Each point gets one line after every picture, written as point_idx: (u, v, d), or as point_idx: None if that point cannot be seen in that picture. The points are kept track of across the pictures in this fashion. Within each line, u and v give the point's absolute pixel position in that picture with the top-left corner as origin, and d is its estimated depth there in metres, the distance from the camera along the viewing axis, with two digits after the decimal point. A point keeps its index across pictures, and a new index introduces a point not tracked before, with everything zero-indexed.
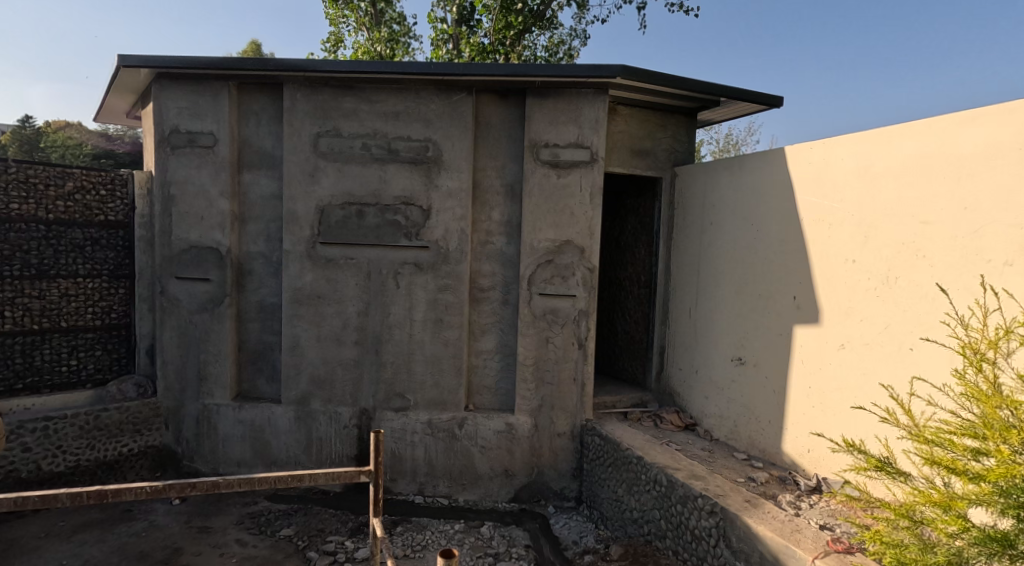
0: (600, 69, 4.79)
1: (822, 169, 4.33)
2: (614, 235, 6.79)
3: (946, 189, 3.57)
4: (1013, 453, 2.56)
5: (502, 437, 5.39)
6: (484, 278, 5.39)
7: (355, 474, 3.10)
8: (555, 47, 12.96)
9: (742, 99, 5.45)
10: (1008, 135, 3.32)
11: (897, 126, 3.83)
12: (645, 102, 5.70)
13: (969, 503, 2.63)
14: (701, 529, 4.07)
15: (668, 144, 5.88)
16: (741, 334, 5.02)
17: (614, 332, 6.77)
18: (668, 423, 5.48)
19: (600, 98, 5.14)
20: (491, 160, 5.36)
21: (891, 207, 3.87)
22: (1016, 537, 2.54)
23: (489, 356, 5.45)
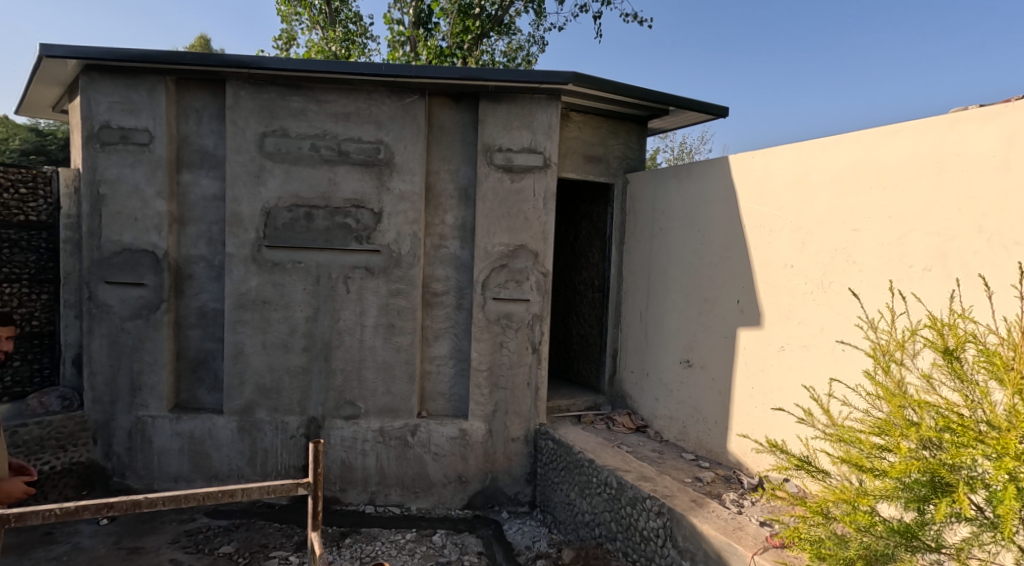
0: (552, 75, 4.81)
1: (763, 177, 4.46)
2: (569, 240, 6.83)
3: (874, 198, 3.72)
4: (913, 450, 2.68)
5: (455, 443, 5.32)
6: (438, 283, 5.33)
7: (292, 486, 2.98)
8: (513, 53, 13.00)
9: (692, 109, 5.57)
10: (927, 148, 3.48)
11: (830, 138, 3.98)
12: (597, 109, 5.75)
13: (873, 500, 2.73)
14: (648, 530, 4.12)
15: (621, 150, 5.95)
16: (689, 336, 5.11)
17: (569, 336, 6.80)
18: (620, 426, 5.53)
19: (553, 103, 5.16)
20: (444, 163, 5.30)
21: (825, 215, 4.01)
22: (920, 529, 2.66)
23: (443, 361, 5.38)
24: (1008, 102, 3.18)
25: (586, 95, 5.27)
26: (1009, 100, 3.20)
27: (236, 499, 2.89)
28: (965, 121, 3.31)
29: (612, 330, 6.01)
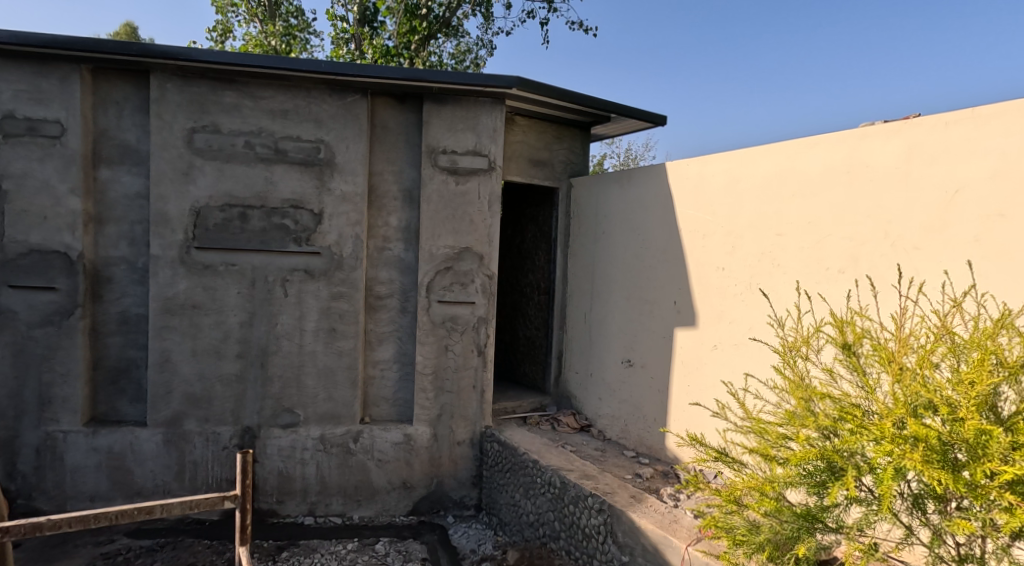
0: (497, 79, 4.79)
1: (697, 184, 4.57)
2: (515, 242, 6.81)
3: (796, 205, 3.87)
4: (813, 438, 2.82)
5: (400, 449, 5.20)
6: (381, 286, 5.20)
7: (218, 500, 2.86)
8: (461, 55, 12.91)
9: (634, 117, 5.66)
10: (842, 158, 3.64)
11: (758, 147, 4.11)
12: (543, 114, 5.77)
13: (779, 486, 2.85)
14: (590, 527, 4.14)
15: (565, 155, 5.98)
16: (630, 336, 5.18)
17: (516, 338, 6.78)
18: (565, 426, 5.55)
19: (498, 107, 5.14)
20: (388, 164, 5.19)
21: (753, 219, 4.14)
22: (820, 512, 2.81)
23: (387, 366, 5.25)
24: (912, 117, 3.37)
25: (531, 99, 5.26)
26: (912, 116, 3.39)
27: (156, 517, 2.72)
28: (875, 134, 3.49)
29: (558, 332, 6.02)
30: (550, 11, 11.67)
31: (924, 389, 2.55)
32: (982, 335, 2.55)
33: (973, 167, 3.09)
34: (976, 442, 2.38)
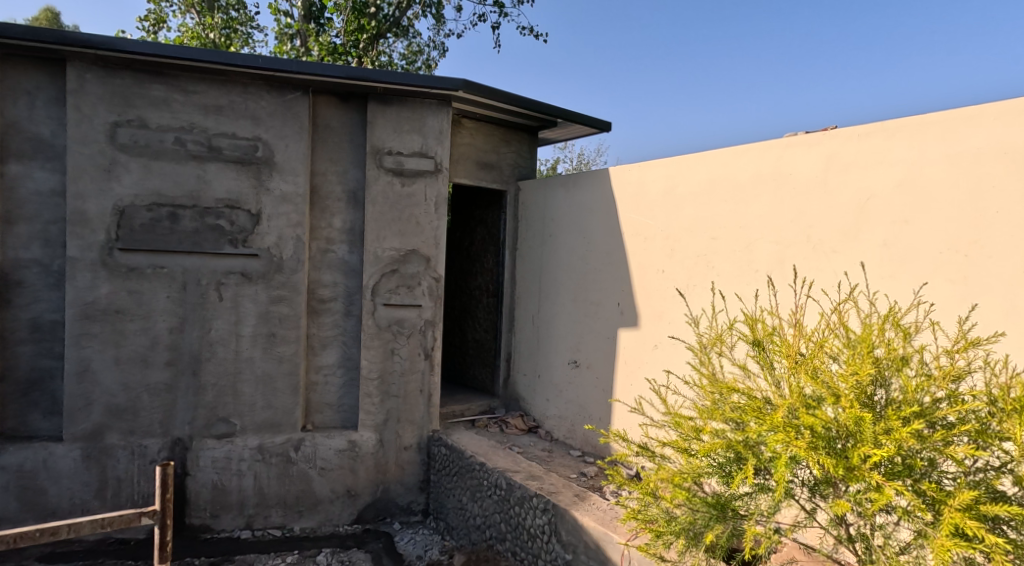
0: (442, 81, 4.75)
1: (637, 190, 4.64)
2: (464, 245, 6.75)
3: (726, 210, 3.99)
4: (720, 431, 2.92)
5: (344, 456, 5.06)
6: (324, 289, 5.05)
7: (134, 516, 2.72)
8: (412, 56, 12.75)
9: (580, 123, 5.72)
10: (770, 166, 3.77)
11: (693, 154, 4.21)
12: (489, 118, 5.74)
13: (690, 478, 2.93)
14: (535, 527, 4.13)
15: (513, 158, 5.97)
16: (577, 337, 5.20)
17: (464, 341, 6.71)
18: (513, 427, 5.54)
19: (444, 109, 5.10)
20: (331, 164, 5.04)
21: (689, 224, 4.23)
22: (729, 500, 2.90)
23: (330, 371, 5.10)
24: (831, 128, 3.52)
25: (478, 102, 5.24)
26: (832, 127, 3.54)
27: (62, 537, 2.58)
28: (797, 145, 3.64)
29: (506, 335, 5.99)
30: (501, 15, 11.68)
31: (817, 381, 2.69)
32: (870, 331, 2.71)
33: (880, 176, 3.27)
34: (854, 429, 2.52)
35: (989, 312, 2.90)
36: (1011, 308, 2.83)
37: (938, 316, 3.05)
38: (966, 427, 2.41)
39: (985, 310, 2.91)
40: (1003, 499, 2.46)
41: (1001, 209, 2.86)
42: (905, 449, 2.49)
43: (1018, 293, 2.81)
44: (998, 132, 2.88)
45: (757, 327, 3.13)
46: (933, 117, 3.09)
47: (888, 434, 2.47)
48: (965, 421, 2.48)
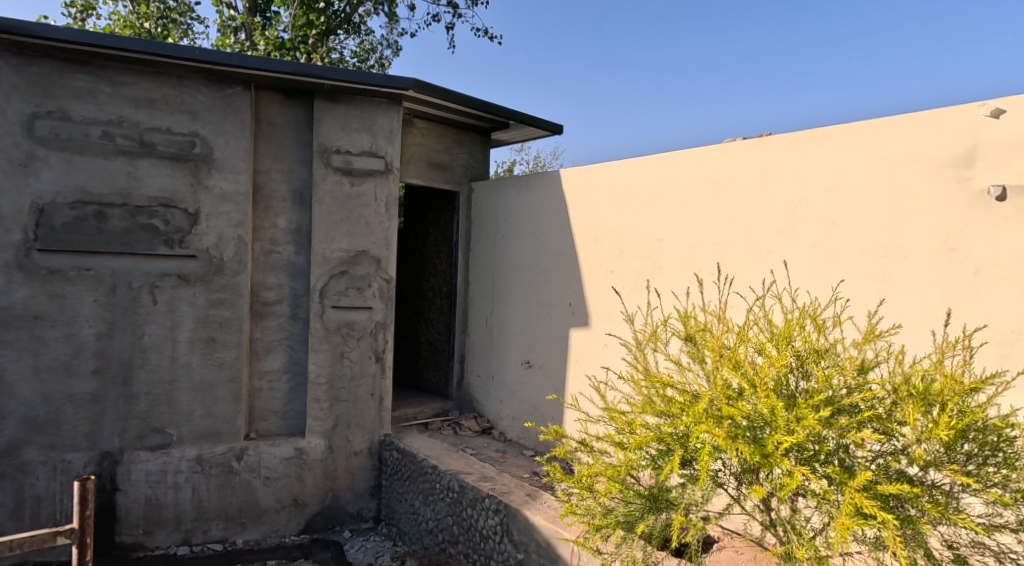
0: (392, 80, 4.64)
1: (587, 192, 4.64)
2: (416, 246, 6.62)
3: (669, 212, 4.05)
4: (651, 424, 2.94)
5: (290, 464, 4.87)
6: (268, 291, 4.85)
7: (49, 537, 2.53)
8: (364, 53, 12.49)
9: (532, 125, 5.69)
10: (711, 169, 3.84)
11: (640, 157, 4.24)
12: (441, 118, 5.63)
13: (624, 472, 2.93)
14: (487, 529, 4.06)
15: (466, 159, 5.88)
16: (530, 338, 5.15)
17: (417, 343, 6.57)
18: (467, 429, 5.46)
19: (394, 108, 4.99)
20: (275, 162, 4.85)
21: (637, 226, 4.26)
22: (661, 492, 2.91)
23: (275, 377, 4.90)
24: (767, 133, 3.62)
25: (429, 102, 5.14)
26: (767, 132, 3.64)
27: None
28: (736, 149, 3.72)
29: (459, 336, 5.89)
30: (456, 16, 11.56)
31: (740, 373, 2.75)
32: (790, 325, 2.79)
33: (810, 180, 3.39)
34: (770, 416, 2.58)
35: (896, 308, 3.07)
36: (917, 305, 3.01)
37: (852, 311, 3.23)
38: (868, 413, 2.50)
39: (892, 305, 3.09)
40: (903, 479, 2.53)
41: (914, 213, 3.02)
42: (815, 436, 2.57)
43: (925, 292, 2.98)
44: (912, 140, 3.03)
45: (691, 323, 3.18)
46: (859, 125, 3.22)
47: (800, 422, 2.54)
48: (868, 408, 2.56)
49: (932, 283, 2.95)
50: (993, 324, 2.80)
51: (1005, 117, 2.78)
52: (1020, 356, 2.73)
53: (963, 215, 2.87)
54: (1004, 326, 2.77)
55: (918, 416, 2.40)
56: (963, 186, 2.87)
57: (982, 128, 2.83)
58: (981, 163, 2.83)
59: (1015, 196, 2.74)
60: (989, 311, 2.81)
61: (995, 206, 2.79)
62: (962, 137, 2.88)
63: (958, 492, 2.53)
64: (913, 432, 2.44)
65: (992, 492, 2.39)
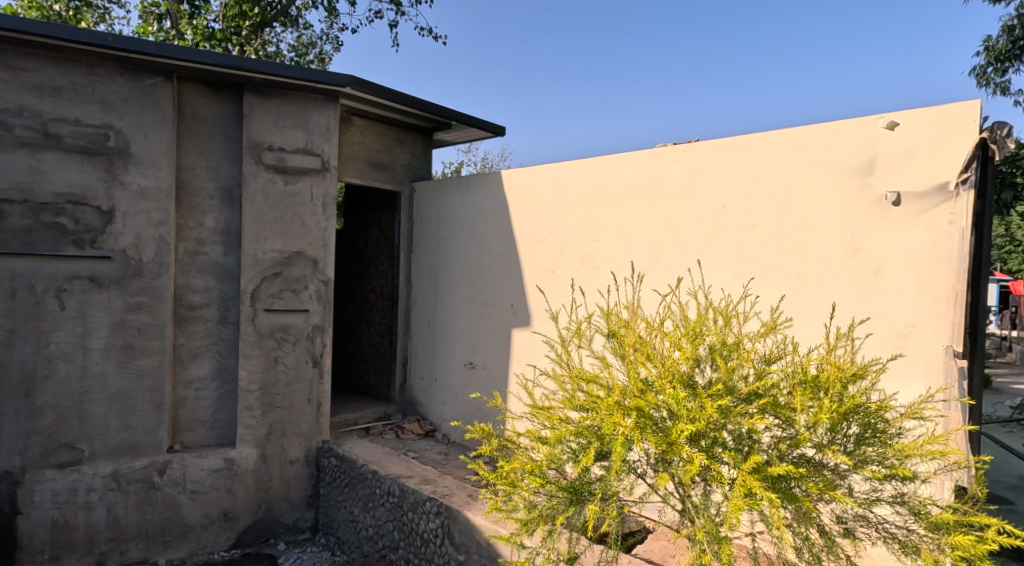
0: (328, 76, 4.45)
1: (528, 194, 4.59)
2: (357, 247, 6.38)
3: (604, 215, 4.12)
4: (570, 419, 2.91)
5: (219, 476, 4.59)
6: (194, 294, 4.56)
7: None
8: (302, 48, 12.07)
9: (474, 126, 5.60)
10: (643, 173, 3.93)
11: (577, 160, 4.26)
12: (380, 117, 5.45)
13: (546, 466, 2.88)
14: (428, 532, 3.97)
15: (407, 159, 5.72)
16: (472, 338, 5.06)
17: (358, 346, 6.34)
18: (409, 432, 5.33)
19: (330, 105, 4.80)
20: (201, 158, 4.56)
21: (575, 228, 4.28)
22: (583, 485, 2.88)
23: (202, 385, 4.62)
24: (694, 139, 3.75)
25: (368, 100, 4.97)
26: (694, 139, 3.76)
27: None
28: (668, 155, 3.81)
29: (401, 339, 5.72)
30: (398, 14, 11.34)
31: (652, 366, 2.79)
32: (702, 319, 2.91)
33: (733, 185, 3.55)
34: (674, 406, 2.62)
35: (803, 304, 3.32)
36: (821, 302, 3.26)
37: (760, 307, 3.46)
38: (765, 401, 2.61)
39: (792, 302, 3.35)
40: (798, 462, 2.65)
41: (823, 216, 3.25)
42: (715, 425, 2.64)
43: (832, 291, 3.22)
44: (823, 150, 3.27)
45: (613, 319, 3.19)
46: (776, 134, 3.43)
47: (700, 411, 2.59)
48: (763, 395, 2.68)
49: (841, 281, 3.20)
50: (887, 318, 3.07)
51: (899, 129, 3.05)
52: (907, 346, 3.02)
53: (866, 218, 3.13)
54: (898, 320, 3.04)
55: (806, 403, 2.59)
56: (865, 191, 3.13)
57: (881, 139, 3.10)
58: (881, 171, 3.09)
59: (909, 201, 3.01)
60: (885, 306, 3.07)
61: (892, 210, 3.05)
62: (864, 148, 3.14)
63: (843, 472, 2.66)
64: (804, 418, 2.58)
65: (866, 467, 2.58)
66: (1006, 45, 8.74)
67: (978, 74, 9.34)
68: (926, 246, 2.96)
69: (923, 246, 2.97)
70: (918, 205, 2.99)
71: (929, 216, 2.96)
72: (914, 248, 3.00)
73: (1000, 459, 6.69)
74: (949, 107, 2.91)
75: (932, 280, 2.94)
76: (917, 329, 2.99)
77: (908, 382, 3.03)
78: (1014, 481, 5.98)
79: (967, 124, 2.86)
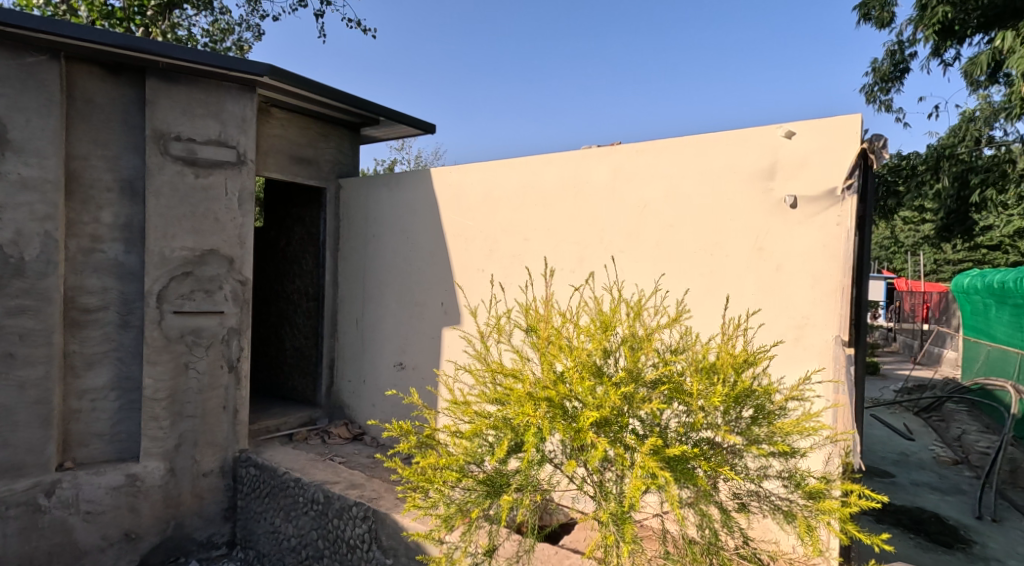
0: (242, 63, 4.09)
1: (458, 192, 4.39)
2: (280, 245, 5.95)
3: (527, 213, 4.00)
4: (488, 412, 2.78)
5: (120, 495, 4.11)
6: (89, 296, 4.08)
7: None
8: (218, 33, 11.29)
9: (404, 122, 5.33)
10: (566, 172, 3.83)
11: (502, 161, 4.12)
12: (302, 110, 5.09)
13: (463, 462, 2.73)
14: (354, 538, 3.73)
15: (332, 154, 5.38)
16: (402, 339, 4.81)
17: (281, 349, 5.91)
18: (336, 437, 5.02)
19: (247, 95, 4.42)
20: (96, 147, 4.08)
21: (504, 227, 4.12)
22: (502, 481, 2.75)
23: (99, 396, 4.15)
24: (619, 142, 3.67)
25: (289, 91, 4.61)
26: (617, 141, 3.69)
27: None
28: (592, 156, 3.72)
29: (327, 340, 5.35)
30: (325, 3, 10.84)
31: (561, 360, 2.68)
32: (614, 312, 2.83)
33: (652, 186, 3.50)
34: (586, 394, 2.55)
35: (710, 299, 3.32)
36: (726, 295, 3.27)
37: (670, 301, 3.44)
38: (665, 386, 2.57)
39: (695, 295, 3.37)
40: (691, 443, 2.61)
41: (731, 216, 3.25)
42: (619, 411, 2.59)
43: (738, 286, 3.24)
44: (730, 155, 3.27)
45: (530, 314, 3.07)
46: (692, 137, 3.39)
47: (606, 398, 2.53)
48: (667, 381, 2.64)
49: (745, 278, 3.22)
50: (787, 314, 3.11)
51: (796, 138, 3.09)
52: (803, 338, 3.06)
53: (767, 219, 3.15)
54: (795, 313, 3.08)
55: (702, 386, 2.55)
56: (767, 195, 3.15)
57: (779, 148, 3.13)
58: (780, 176, 3.12)
59: (804, 203, 3.05)
60: (782, 302, 3.11)
61: (790, 212, 3.09)
62: (765, 154, 3.17)
63: (738, 451, 2.65)
64: (702, 403, 2.53)
65: (755, 445, 2.58)
66: (889, 67, 9.29)
67: (866, 92, 9.85)
68: (817, 246, 3.02)
69: (816, 245, 3.02)
70: (813, 207, 3.03)
71: (821, 218, 3.01)
72: (808, 247, 3.05)
73: (883, 437, 7.04)
74: (836, 119, 2.97)
75: (825, 276, 3.00)
76: (812, 321, 3.04)
77: (795, 366, 3.08)
78: (895, 456, 6.32)
79: (849, 135, 2.95)
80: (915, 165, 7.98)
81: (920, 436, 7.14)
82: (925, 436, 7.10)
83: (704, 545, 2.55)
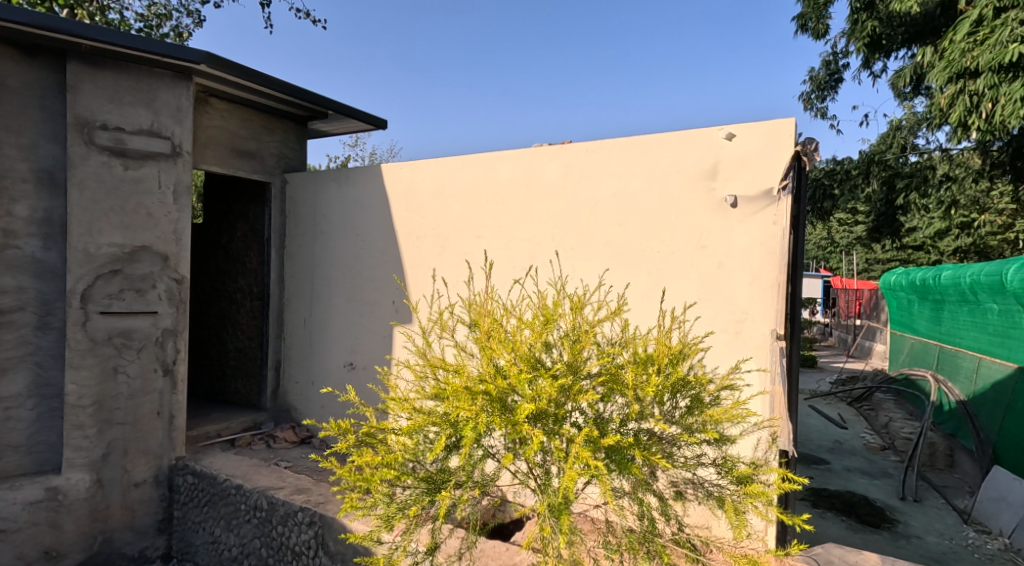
0: (175, 49, 3.84)
1: (410, 189, 4.27)
2: (221, 242, 5.66)
3: (476, 210, 3.94)
4: (428, 407, 2.69)
5: (40, 510, 3.81)
6: (2, 296, 3.78)
7: None
8: (154, 19, 10.70)
9: (352, 116, 5.15)
10: (516, 169, 3.78)
11: (451, 159, 4.05)
12: (242, 101, 4.84)
13: (402, 459, 2.63)
14: (299, 545, 3.58)
15: (277, 147, 5.14)
16: (352, 340, 4.67)
17: (223, 351, 5.62)
18: (282, 441, 4.81)
19: (181, 84, 4.17)
20: (10, 135, 3.77)
21: (454, 224, 4.04)
22: (442, 476, 2.67)
23: (15, 403, 3.85)
24: (569, 140, 3.64)
25: (227, 80, 4.38)
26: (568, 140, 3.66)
27: None
28: (542, 154, 3.68)
29: (273, 342, 5.13)
30: None
31: (502, 355, 2.62)
32: (557, 306, 2.79)
33: (601, 184, 3.49)
34: (525, 387, 2.49)
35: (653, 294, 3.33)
36: (667, 290, 3.29)
37: (613, 295, 3.44)
38: (604, 378, 2.55)
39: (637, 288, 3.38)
40: (623, 433, 2.58)
41: (675, 214, 3.27)
42: (556, 403, 2.56)
43: (680, 282, 3.26)
44: (675, 154, 3.28)
45: (474, 308, 3.00)
46: (638, 137, 3.38)
47: (544, 390, 2.48)
48: (606, 374, 2.61)
49: (688, 275, 3.24)
50: (726, 309, 3.14)
51: (736, 139, 3.11)
52: (740, 333, 3.10)
53: (709, 218, 3.18)
54: (734, 308, 3.12)
55: (639, 378, 2.53)
56: (709, 195, 3.17)
57: (721, 149, 3.16)
58: (722, 177, 3.15)
59: (744, 203, 3.08)
60: (722, 297, 3.14)
61: (730, 211, 3.12)
62: (707, 155, 3.19)
63: (672, 441, 2.64)
64: (639, 394, 2.52)
65: (689, 434, 2.59)
66: (824, 76, 9.65)
67: (804, 98, 10.20)
68: (754, 244, 3.06)
69: (754, 243, 3.06)
70: (751, 207, 3.06)
71: (759, 217, 3.05)
72: (747, 245, 3.08)
73: (818, 426, 7.28)
74: (774, 122, 3.01)
75: (762, 273, 3.04)
76: (750, 316, 3.08)
77: (730, 356, 3.13)
78: (830, 443, 6.56)
79: (786, 138, 2.99)
80: (848, 169, 8.44)
81: (853, 424, 7.46)
82: (857, 425, 7.43)
83: (642, 535, 2.52)
